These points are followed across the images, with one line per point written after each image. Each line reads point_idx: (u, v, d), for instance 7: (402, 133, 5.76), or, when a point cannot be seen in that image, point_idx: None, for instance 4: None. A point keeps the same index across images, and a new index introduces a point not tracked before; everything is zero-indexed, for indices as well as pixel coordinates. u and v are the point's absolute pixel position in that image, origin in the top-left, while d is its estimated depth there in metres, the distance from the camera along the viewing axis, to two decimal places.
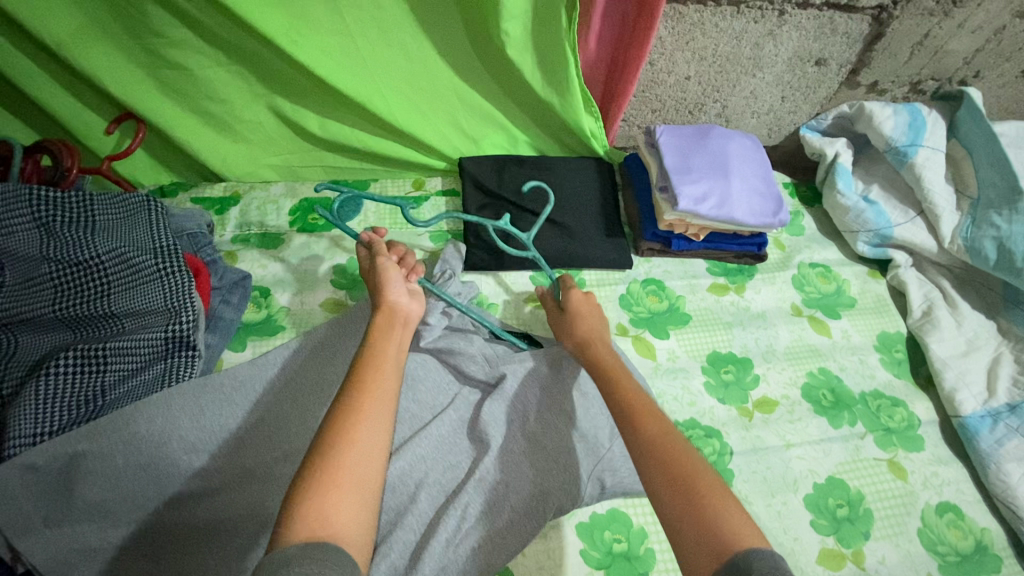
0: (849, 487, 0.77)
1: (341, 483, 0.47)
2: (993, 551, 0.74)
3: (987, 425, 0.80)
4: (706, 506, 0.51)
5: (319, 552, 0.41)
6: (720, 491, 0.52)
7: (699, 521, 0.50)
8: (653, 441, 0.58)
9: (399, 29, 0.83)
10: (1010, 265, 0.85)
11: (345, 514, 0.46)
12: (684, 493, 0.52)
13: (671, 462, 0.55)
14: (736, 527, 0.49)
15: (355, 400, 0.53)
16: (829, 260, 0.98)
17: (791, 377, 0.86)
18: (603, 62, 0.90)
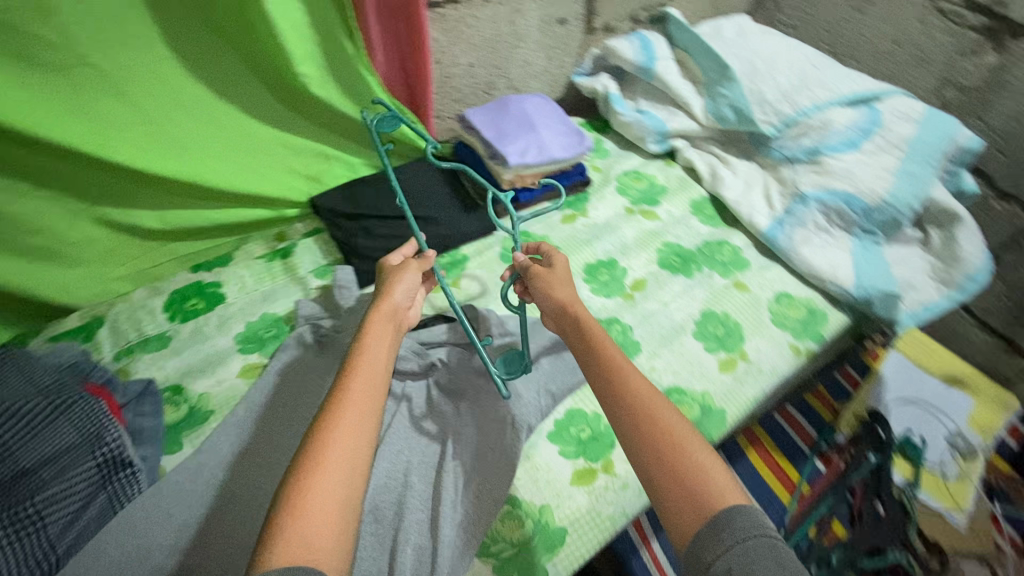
0: (717, 313, 0.99)
1: (321, 501, 0.48)
2: (819, 309, 1.02)
3: (778, 229, 1.09)
4: (696, 467, 0.53)
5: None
6: (707, 455, 0.55)
7: (689, 489, 0.52)
8: (640, 411, 0.58)
9: (203, 100, 0.88)
10: (745, 116, 1.17)
11: (325, 538, 0.47)
12: (678, 460, 0.54)
13: (661, 433, 0.56)
14: (719, 485, 0.52)
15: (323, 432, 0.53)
16: (636, 167, 1.25)
17: (647, 258, 1.07)
18: (398, 69, 0.99)
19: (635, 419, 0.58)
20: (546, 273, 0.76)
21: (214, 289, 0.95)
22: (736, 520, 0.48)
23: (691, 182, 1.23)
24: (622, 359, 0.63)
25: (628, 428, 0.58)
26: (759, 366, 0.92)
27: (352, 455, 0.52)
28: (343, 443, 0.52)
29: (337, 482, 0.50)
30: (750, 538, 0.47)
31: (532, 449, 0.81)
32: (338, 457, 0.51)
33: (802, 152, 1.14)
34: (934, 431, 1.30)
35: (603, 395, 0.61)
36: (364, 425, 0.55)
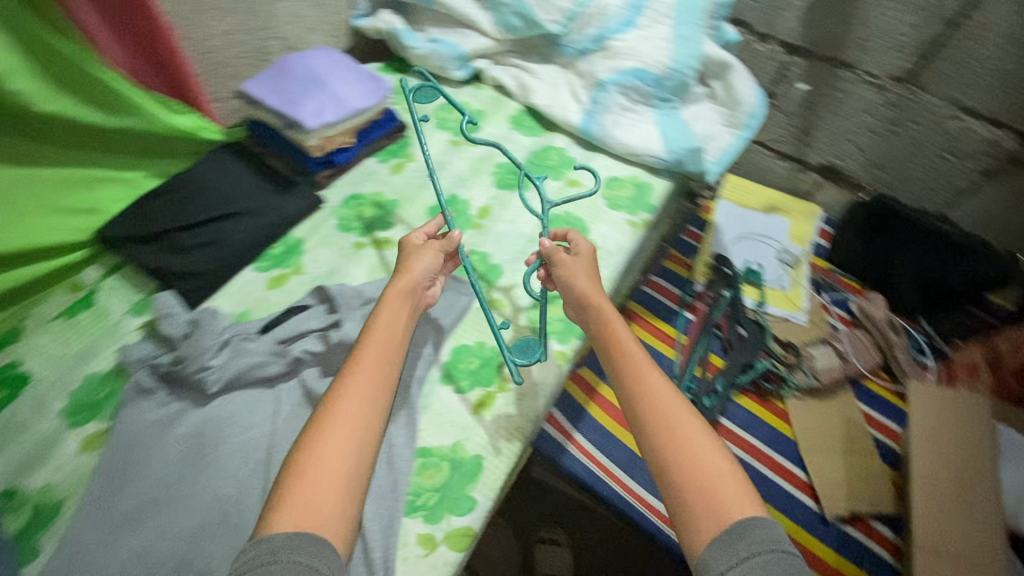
0: (560, 214, 1.05)
1: (332, 477, 0.57)
2: (644, 183, 1.12)
3: (590, 121, 1.15)
4: (705, 473, 0.62)
5: (304, 545, 0.52)
6: (723, 466, 0.63)
7: (704, 495, 0.61)
8: (657, 400, 0.69)
9: None
10: (530, 21, 1.18)
11: (332, 509, 0.56)
12: (693, 461, 0.63)
13: (675, 431, 0.66)
14: (733, 495, 0.61)
15: (333, 423, 0.61)
16: (448, 98, 1.23)
17: (484, 183, 1.08)
18: (140, 53, 0.85)
19: (657, 415, 0.67)
20: (571, 262, 0.84)
21: (12, 371, 0.80)
22: (753, 533, 0.56)
23: (504, 99, 1.25)
24: (648, 362, 0.73)
25: (649, 419, 0.68)
26: (607, 248, 1.02)
27: (353, 439, 0.60)
28: (348, 433, 0.60)
29: (338, 462, 0.58)
30: (768, 550, 0.55)
31: (428, 398, 0.81)
32: (337, 438, 0.59)
33: (589, 41, 1.18)
34: (765, 256, 1.51)
35: (631, 388, 0.71)
36: (371, 416, 0.63)
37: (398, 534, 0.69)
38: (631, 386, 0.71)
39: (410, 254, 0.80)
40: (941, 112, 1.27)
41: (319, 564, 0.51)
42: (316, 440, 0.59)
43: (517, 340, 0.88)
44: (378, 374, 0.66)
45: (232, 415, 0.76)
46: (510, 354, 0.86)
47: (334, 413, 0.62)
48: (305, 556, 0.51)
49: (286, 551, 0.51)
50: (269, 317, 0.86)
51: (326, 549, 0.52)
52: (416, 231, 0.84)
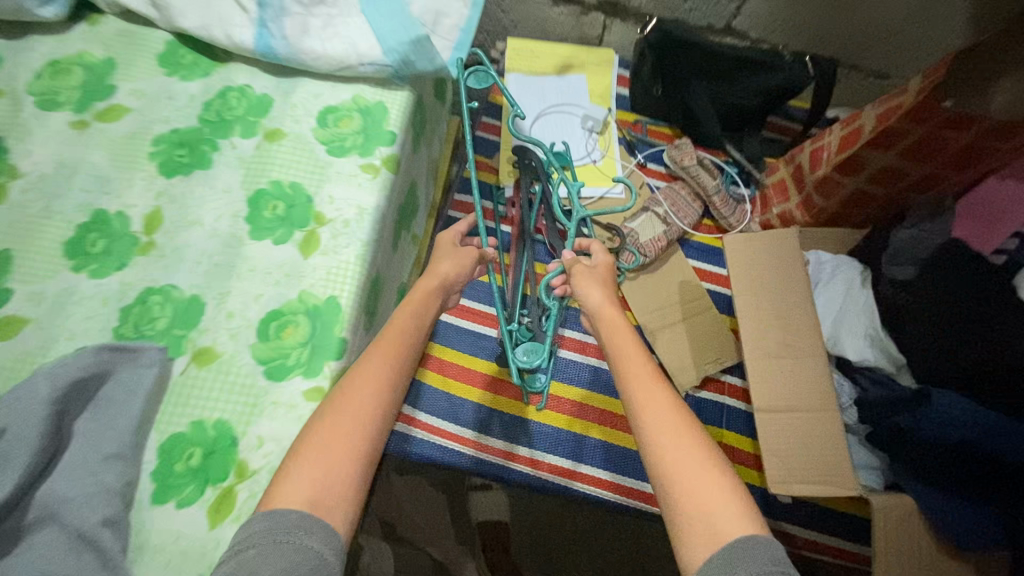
0: (268, 188, 0.75)
1: (342, 450, 0.59)
2: (371, 104, 0.84)
3: (266, 34, 0.80)
4: (700, 493, 0.61)
5: (312, 529, 0.54)
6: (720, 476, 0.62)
7: (698, 505, 0.61)
8: (649, 386, 0.71)
9: None
10: None
11: (341, 487, 0.58)
12: (689, 458, 0.64)
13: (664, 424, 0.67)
14: (730, 519, 0.59)
15: (347, 406, 0.62)
16: (48, 54, 0.81)
17: (144, 178, 0.74)
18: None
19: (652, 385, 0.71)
20: (587, 273, 0.88)
21: None
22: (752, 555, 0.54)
23: (139, 29, 0.84)
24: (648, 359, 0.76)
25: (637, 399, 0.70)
26: (344, 218, 0.75)
27: (368, 433, 0.61)
28: (362, 421, 0.62)
29: (352, 449, 0.60)
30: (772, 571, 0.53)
31: (141, 534, 0.59)
32: (354, 427, 0.61)
33: None
34: (569, 129, 1.33)
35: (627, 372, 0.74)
36: (379, 400, 0.64)
37: None
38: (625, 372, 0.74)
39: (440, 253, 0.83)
40: None
41: (327, 551, 0.54)
42: (336, 423, 0.61)
43: (251, 397, 0.65)
44: (383, 360, 0.66)
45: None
46: (245, 421, 0.64)
47: (349, 398, 0.62)
48: (315, 542, 0.54)
49: (300, 533, 0.54)
50: None
51: (330, 535, 0.55)
52: (450, 232, 0.87)
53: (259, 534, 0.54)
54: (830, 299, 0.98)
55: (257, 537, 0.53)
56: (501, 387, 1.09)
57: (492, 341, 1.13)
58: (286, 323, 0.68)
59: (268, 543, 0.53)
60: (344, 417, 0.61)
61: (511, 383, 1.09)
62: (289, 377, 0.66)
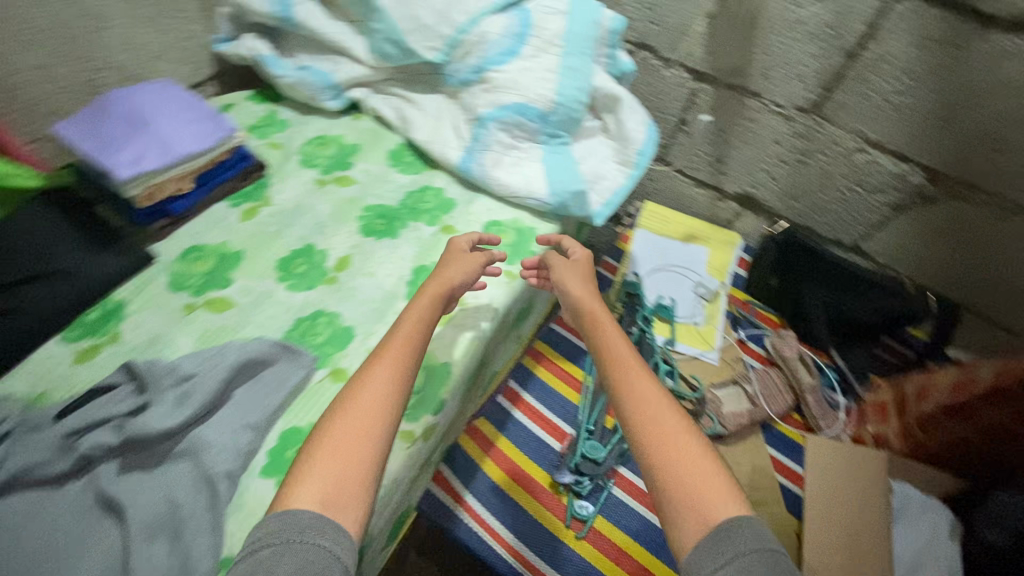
0: (429, 266, 0.96)
1: (353, 450, 0.62)
2: (527, 228, 1.04)
3: (471, 159, 1.06)
4: (685, 472, 0.62)
5: (325, 531, 0.56)
6: (700, 450, 0.64)
7: (683, 491, 0.61)
8: (625, 377, 0.72)
9: None
10: (406, 49, 1.09)
11: (352, 487, 0.60)
12: (670, 444, 0.64)
13: (647, 407, 0.67)
14: (710, 498, 0.60)
15: (352, 401, 0.65)
16: (321, 131, 1.13)
17: (347, 231, 0.99)
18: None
19: (632, 368, 0.72)
20: (565, 267, 0.90)
21: None
22: (739, 535, 0.56)
23: (382, 130, 1.16)
24: (628, 345, 0.76)
25: (617, 390, 0.71)
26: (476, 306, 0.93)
27: (379, 433, 0.64)
28: (361, 407, 0.65)
29: (365, 453, 0.62)
30: (751, 549, 0.55)
31: (244, 493, 0.72)
32: (367, 429, 0.63)
33: (470, 72, 1.09)
34: (680, 289, 1.45)
35: (605, 364, 0.75)
36: (379, 389, 0.66)
37: None
38: (601, 356, 0.76)
39: (447, 262, 0.86)
40: (846, 145, 1.21)
41: (338, 549, 0.55)
42: (349, 428, 0.63)
43: None
44: (388, 356, 0.70)
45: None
46: None
47: (358, 399, 0.66)
48: (325, 543, 0.55)
49: (310, 534, 0.55)
50: (65, 403, 0.75)
51: (342, 532, 0.57)
52: (462, 237, 0.91)
53: (273, 534, 0.55)
54: (908, 538, 0.95)
55: (272, 537, 0.55)
56: (547, 499, 1.14)
57: (554, 453, 1.19)
58: None
59: (282, 545, 0.54)
60: (349, 412, 0.64)
61: (560, 500, 1.13)
62: None
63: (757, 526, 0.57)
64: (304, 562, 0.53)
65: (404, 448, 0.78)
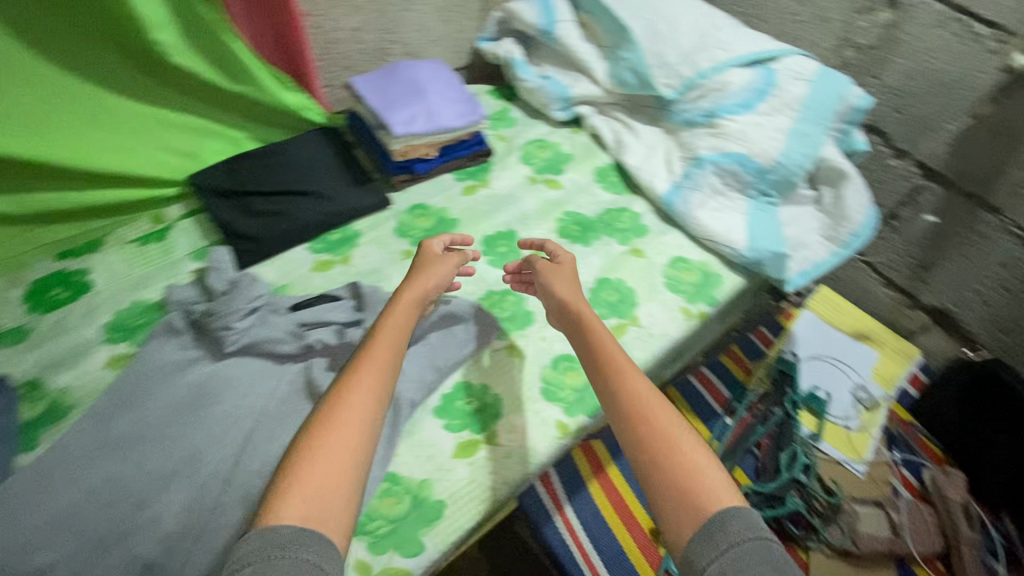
0: (613, 280, 0.99)
1: (325, 458, 0.57)
2: (712, 273, 1.03)
3: (677, 195, 1.08)
4: (685, 468, 0.59)
5: (309, 543, 0.51)
6: (696, 445, 0.61)
7: (679, 490, 0.57)
8: (619, 381, 0.67)
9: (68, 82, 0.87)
10: (646, 81, 1.16)
11: (336, 504, 0.55)
12: (665, 446, 0.60)
13: (644, 409, 0.64)
14: (707, 489, 0.57)
15: (335, 408, 0.62)
16: (542, 134, 1.22)
17: (546, 229, 1.05)
18: (264, 19, 0.93)
19: (622, 371, 0.68)
20: (551, 269, 0.85)
21: (80, 277, 0.89)
22: (731, 524, 0.53)
23: (595, 151, 1.21)
24: (622, 350, 0.71)
25: (611, 400, 0.66)
26: (649, 330, 0.94)
27: (360, 445, 0.60)
28: (355, 408, 0.62)
29: (342, 463, 0.58)
30: (746, 539, 0.52)
31: (415, 425, 0.80)
32: (343, 437, 0.59)
33: (699, 114, 1.13)
34: (837, 385, 1.36)
35: (596, 373, 0.70)
36: (367, 398, 0.63)
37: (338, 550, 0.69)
38: (591, 357, 0.71)
39: (418, 274, 0.81)
40: None
41: (325, 561, 0.50)
42: (320, 438, 0.59)
43: (523, 396, 0.85)
44: (386, 354, 0.68)
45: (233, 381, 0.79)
46: (510, 409, 0.83)
47: (343, 412, 0.61)
48: (311, 556, 0.50)
49: (294, 548, 0.50)
50: (301, 298, 0.89)
51: (325, 545, 0.52)
52: (435, 240, 0.88)
53: (251, 554, 0.50)
54: None
55: (251, 556, 0.49)
56: (643, 543, 1.12)
57: None
58: (571, 367, 0.89)
59: (261, 562, 0.49)
60: (337, 425, 0.60)
61: (654, 546, 1.11)
62: (553, 402, 0.85)
63: (753, 515, 0.54)
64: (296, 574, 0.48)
65: (557, 437, 0.82)
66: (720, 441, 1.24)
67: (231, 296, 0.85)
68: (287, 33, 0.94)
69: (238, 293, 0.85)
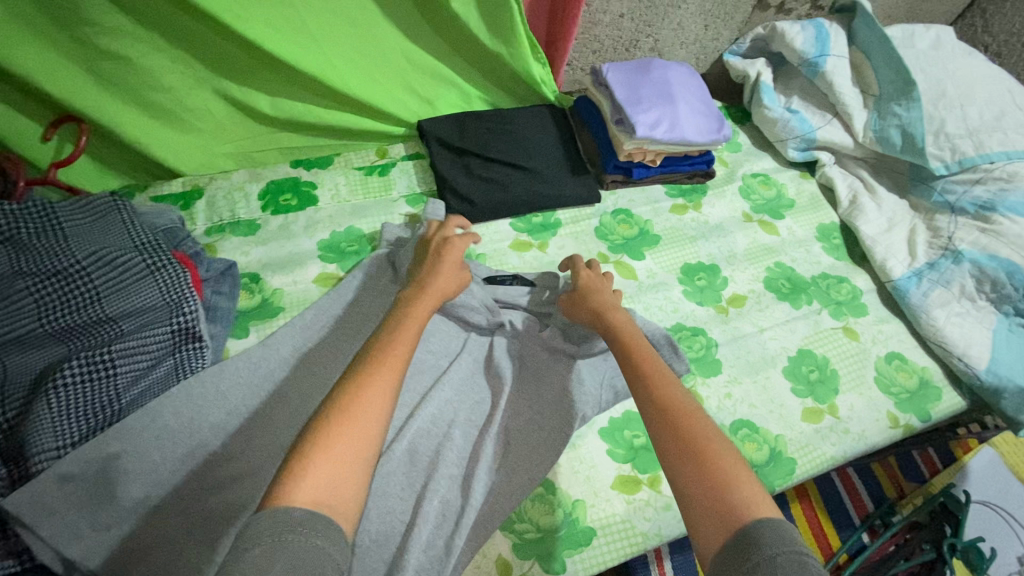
0: (816, 355, 0.89)
1: (345, 434, 0.49)
2: (933, 383, 0.90)
3: (914, 283, 0.95)
4: (726, 486, 0.50)
5: (321, 526, 0.42)
6: (731, 456, 0.53)
7: (719, 503, 0.49)
8: (656, 391, 0.60)
9: (354, 6, 0.88)
10: (913, 145, 1.01)
11: (347, 490, 0.46)
12: (708, 458, 0.53)
13: (680, 420, 0.56)
14: (747, 501, 0.49)
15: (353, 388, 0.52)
16: (767, 170, 1.11)
17: (753, 274, 0.96)
18: None
19: (654, 377, 0.62)
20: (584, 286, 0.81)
21: (309, 189, 0.94)
22: (765, 537, 0.45)
23: (823, 202, 1.09)
24: (658, 361, 0.65)
25: (649, 414, 0.59)
26: (847, 426, 0.83)
27: (382, 419, 0.52)
28: (382, 392, 0.53)
29: (365, 440, 0.49)
30: (778, 554, 0.43)
31: (579, 438, 0.77)
32: (369, 406, 0.51)
33: (970, 202, 0.98)
34: (1009, 546, 1.16)
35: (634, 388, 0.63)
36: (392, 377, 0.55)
37: (487, 537, 0.68)
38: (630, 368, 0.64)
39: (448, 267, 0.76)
40: None
41: (334, 551, 0.42)
42: (351, 401, 0.52)
43: None
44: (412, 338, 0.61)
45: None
46: None
47: (370, 383, 0.53)
48: (322, 541, 0.42)
49: (300, 531, 0.41)
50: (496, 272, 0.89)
51: (334, 534, 0.43)
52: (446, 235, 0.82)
53: (260, 534, 0.41)
54: None
55: (259, 537, 0.40)
56: None
57: None
58: (751, 438, 0.80)
59: (270, 544, 0.40)
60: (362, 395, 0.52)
61: None
62: None
63: (794, 534, 0.46)
64: (305, 565, 0.40)
65: None
66: (858, 561, 1.09)
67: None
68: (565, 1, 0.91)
69: None
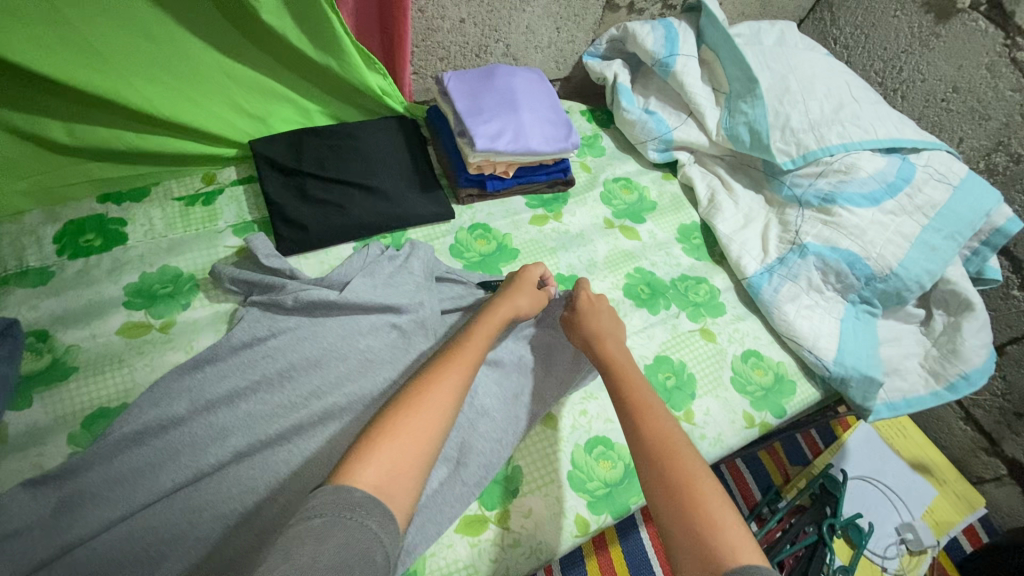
0: (673, 360, 0.88)
1: (403, 429, 0.50)
2: (788, 377, 0.91)
3: (766, 279, 0.96)
4: (707, 522, 0.49)
5: (375, 510, 0.44)
6: (713, 491, 0.52)
7: (701, 538, 0.48)
8: (643, 417, 0.60)
9: (150, 22, 0.79)
10: (760, 141, 1.02)
11: (407, 481, 0.48)
12: (692, 491, 0.52)
13: (664, 449, 0.56)
14: (730, 544, 0.47)
15: (416, 394, 0.54)
16: (629, 173, 1.10)
17: (612, 282, 0.95)
18: None
19: (639, 409, 0.61)
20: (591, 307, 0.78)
21: (118, 227, 0.84)
22: None
23: (684, 203, 1.09)
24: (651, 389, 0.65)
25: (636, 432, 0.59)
26: (703, 432, 0.82)
27: (444, 418, 0.53)
28: (445, 391, 0.55)
29: (428, 433, 0.51)
30: None
31: None
32: (436, 403, 0.53)
33: (813, 195, 1.00)
34: (885, 518, 1.21)
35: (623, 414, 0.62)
36: (456, 388, 0.56)
37: None
38: (618, 394, 0.64)
39: (523, 284, 0.77)
40: None
41: (384, 537, 0.43)
42: (421, 395, 0.54)
43: (545, 477, 0.75)
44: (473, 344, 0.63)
45: (222, 384, 0.69)
46: (529, 487, 0.74)
47: (428, 393, 0.54)
48: (375, 524, 0.43)
49: (361, 512, 0.43)
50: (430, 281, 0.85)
51: (388, 520, 0.44)
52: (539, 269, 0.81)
53: (321, 508, 0.42)
54: None
55: (320, 509, 0.42)
56: None
57: None
58: (606, 455, 0.78)
59: (329, 519, 0.42)
60: (426, 392, 0.54)
61: None
62: (579, 493, 0.74)
63: None
64: (356, 544, 0.41)
65: (573, 535, 0.72)
66: None
67: (391, 263, 0.84)
68: (390, 11, 0.86)
69: (406, 256, 0.85)
